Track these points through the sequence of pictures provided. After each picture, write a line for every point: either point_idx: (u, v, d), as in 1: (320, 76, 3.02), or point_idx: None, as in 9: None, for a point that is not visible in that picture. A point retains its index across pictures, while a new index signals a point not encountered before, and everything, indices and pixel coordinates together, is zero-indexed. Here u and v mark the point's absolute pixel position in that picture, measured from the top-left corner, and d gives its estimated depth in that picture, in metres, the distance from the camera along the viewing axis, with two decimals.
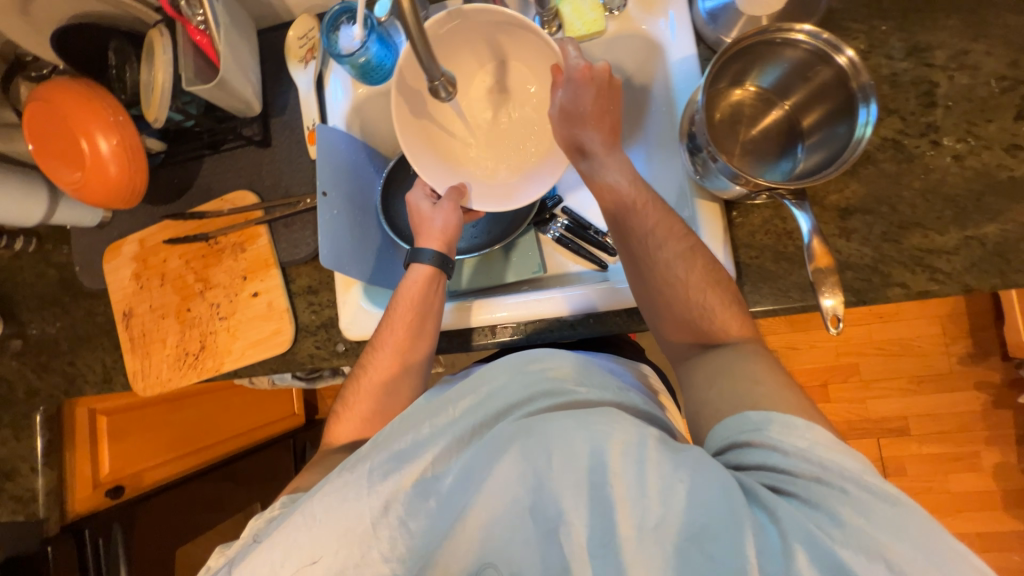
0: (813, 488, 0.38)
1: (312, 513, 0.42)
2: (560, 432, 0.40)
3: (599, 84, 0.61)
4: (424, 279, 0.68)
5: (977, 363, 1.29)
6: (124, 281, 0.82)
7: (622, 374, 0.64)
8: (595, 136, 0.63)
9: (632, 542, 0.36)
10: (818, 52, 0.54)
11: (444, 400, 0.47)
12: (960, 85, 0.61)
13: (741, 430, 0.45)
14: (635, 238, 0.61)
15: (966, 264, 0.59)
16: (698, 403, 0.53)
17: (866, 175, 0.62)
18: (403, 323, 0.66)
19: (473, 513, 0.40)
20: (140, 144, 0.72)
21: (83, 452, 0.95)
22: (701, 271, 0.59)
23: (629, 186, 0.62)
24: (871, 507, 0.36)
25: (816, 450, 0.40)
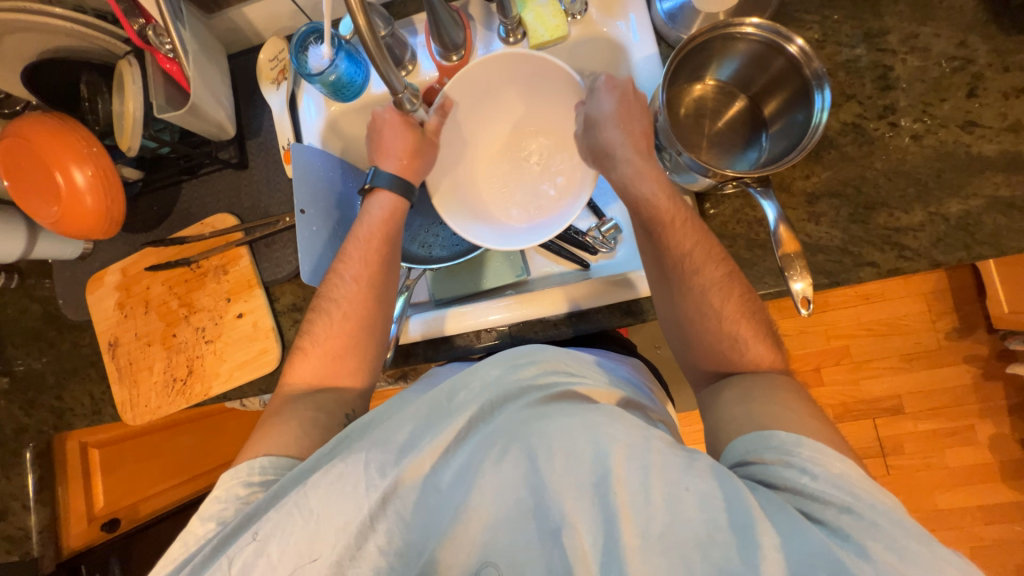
0: (843, 518, 0.38)
1: (309, 506, 0.41)
2: (562, 432, 0.41)
3: (622, 92, 0.62)
4: (389, 209, 0.68)
5: (964, 337, 1.31)
6: (108, 310, 0.82)
7: (616, 367, 0.63)
8: (627, 146, 0.61)
9: (637, 551, 0.36)
10: (770, 43, 0.56)
11: (443, 396, 0.48)
12: (913, 67, 0.63)
13: (769, 447, 0.45)
14: (670, 257, 0.59)
15: (932, 240, 0.61)
16: (718, 420, 0.53)
17: (829, 159, 0.64)
18: (373, 254, 0.66)
19: (474, 514, 0.40)
20: (117, 174, 0.73)
21: (76, 486, 0.94)
22: (736, 302, 0.57)
23: (667, 200, 0.59)
24: (904, 544, 0.36)
25: (844, 479, 0.41)
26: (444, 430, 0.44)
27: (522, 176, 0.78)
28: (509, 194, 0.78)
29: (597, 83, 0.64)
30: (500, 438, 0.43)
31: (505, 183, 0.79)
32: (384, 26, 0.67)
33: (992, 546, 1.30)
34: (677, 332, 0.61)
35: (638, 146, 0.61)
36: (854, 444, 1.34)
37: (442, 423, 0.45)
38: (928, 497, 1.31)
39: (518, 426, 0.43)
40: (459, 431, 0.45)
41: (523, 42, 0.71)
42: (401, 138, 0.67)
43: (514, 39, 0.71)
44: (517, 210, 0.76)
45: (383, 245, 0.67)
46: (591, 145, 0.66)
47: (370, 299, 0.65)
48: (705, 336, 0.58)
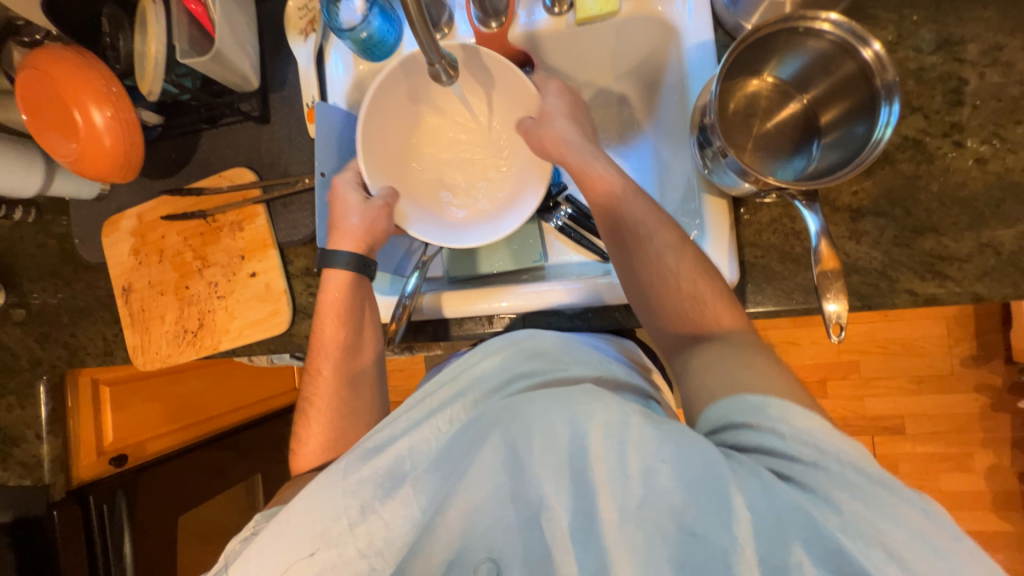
0: (810, 473, 0.37)
1: (288, 519, 0.43)
2: (540, 416, 0.41)
3: (572, 97, 0.67)
4: (345, 284, 0.67)
5: (980, 365, 1.27)
6: (123, 255, 0.82)
7: (603, 347, 0.61)
8: (576, 131, 0.63)
9: (614, 524, 0.37)
10: (843, 43, 0.51)
11: (423, 393, 0.51)
12: (991, 83, 0.58)
13: (739, 410, 0.43)
14: (625, 225, 0.58)
15: (978, 273, 0.57)
16: (693, 384, 0.49)
17: (882, 175, 0.60)
18: (334, 333, 0.67)
19: (456, 501, 0.40)
20: (136, 119, 0.71)
21: (87, 421, 0.97)
22: (692, 262, 0.55)
23: (619, 177, 0.60)
24: (869, 493, 0.35)
25: (813, 433, 0.39)
26: (423, 427, 0.46)
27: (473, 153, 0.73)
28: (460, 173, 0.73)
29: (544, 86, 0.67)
30: (479, 425, 0.43)
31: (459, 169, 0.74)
32: None
33: None
34: (638, 304, 0.58)
35: (585, 135, 0.64)
36: None
37: (421, 420, 0.47)
38: None
39: (497, 415, 0.43)
40: (439, 425, 0.47)
41: (570, 13, 0.67)
42: (347, 204, 0.65)
43: (560, 9, 0.66)
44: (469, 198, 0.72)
45: (346, 304, 0.67)
46: (534, 141, 0.64)
47: (351, 366, 0.68)
48: (665, 298, 0.55)
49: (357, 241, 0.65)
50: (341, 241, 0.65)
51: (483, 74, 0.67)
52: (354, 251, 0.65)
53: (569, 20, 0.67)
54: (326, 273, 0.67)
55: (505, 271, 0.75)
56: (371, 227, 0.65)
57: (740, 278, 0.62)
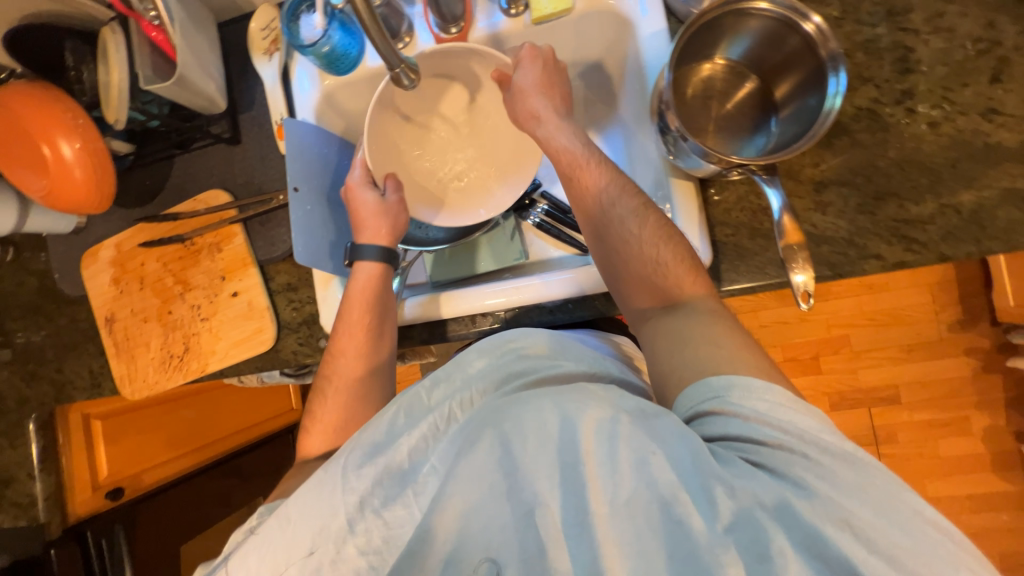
0: (778, 455, 0.39)
1: (287, 516, 0.44)
2: (528, 411, 0.39)
3: (544, 60, 0.64)
4: (375, 278, 0.68)
5: (967, 329, 1.29)
6: (104, 286, 0.82)
7: (596, 344, 0.62)
8: (546, 103, 0.63)
9: (605, 518, 0.37)
10: (785, 19, 0.53)
11: (416, 390, 0.49)
12: (935, 49, 0.60)
13: (704, 397, 0.44)
14: (589, 197, 0.62)
15: (942, 233, 0.58)
16: (661, 370, 0.51)
17: (841, 147, 0.61)
18: (359, 327, 0.66)
19: (450, 502, 0.40)
20: (106, 149, 0.71)
21: (80, 456, 0.96)
22: (653, 226, 0.58)
23: (583, 148, 0.63)
24: (835, 472, 0.37)
25: (776, 413, 0.41)
26: (419, 426, 0.45)
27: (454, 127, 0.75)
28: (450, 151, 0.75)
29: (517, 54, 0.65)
30: (471, 426, 0.42)
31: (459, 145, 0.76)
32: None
33: (978, 534, 1.30)
34: (608, 267, 0.60)
35: (560, 110, 0.64)
36: (847, 432, 1.35)
37: (418, 417, 0.46)
38: (919, 486, 1.32)
39: (490, 413, 0.41)
40: (437, 424, 0.46)
41: (525, 14, 0.68)
42: (366, 206, 0.67)
43: (516, 10, 0.68)
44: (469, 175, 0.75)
45: (375, 301, 0.67)
46: (518, 112, 0.65)
47: (370, 361, 0.67)
48: (632, 260, 0.58)
49: (386, 236, 0.68)
50: (368, 238, 0.68)
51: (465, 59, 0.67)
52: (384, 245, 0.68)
53: (525, 21, 0.68)
54: (355, 267, 0.68)
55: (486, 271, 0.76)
56: (395, 222, 0.68)
57: (714, 257, 0.63)
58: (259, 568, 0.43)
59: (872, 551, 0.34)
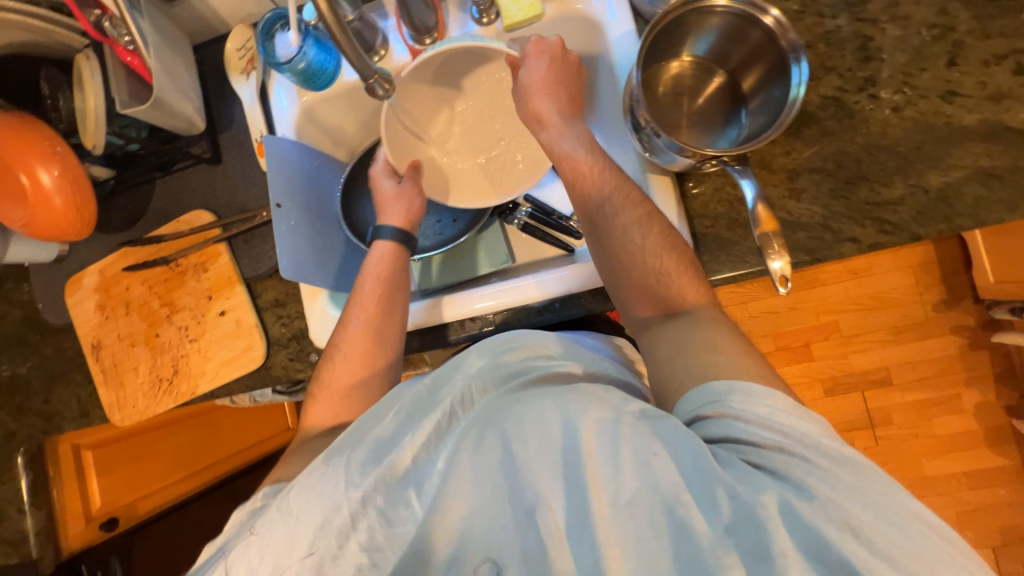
0: (780, 458, 0.38)
1: (289, 506, 0.43)
2: (531, 413, 0.41)
3: (551, 55, 0.63)
4: (389, 256, 0.68)
5: (951, 308, 1.32)
6: (89, 313, 0.81)
7: (596, 346, 0.61)
8: (552, 106, 0.63)
9: (608, 520, 0.36)
10: (744, 14, 0.55)
11: (422, 386, 0.49)
12: (893, 36, 0.62)
13: (704, 401, 0.43)
14: (592, 207, 0.61)
15: (912, 213, 0.60)
16: (661, 376, 0.50)
17: (810, 135, 0.63)
18: (370, 296, 0.65)
19: (452, 502, 0.40)
20: (85, 174, 0.71)
21: (71, 488, 0.95)
22: (657, 236, 0.57)
23: (586, 154, 0.62)
24: (836, 476, 0.35)
25: (777, 419, 0.40)
26: (422, 427, 0.45)
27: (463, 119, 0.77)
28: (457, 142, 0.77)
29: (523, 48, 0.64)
30: (474, 426, 0.43)
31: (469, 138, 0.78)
32: (351, 12, 0.65)
33: (979, 511, 1.31)
34: (608, 273, 0.60)
35: (566, 111, 0.64)
36: (842, 417, 1.36)
37: (421, 417, 0.46)
38: (916, 466, 1.33)
39: (493, 412, 0.43)
40: (439, 424, 0.46)
41: (497, 23, 0.70)
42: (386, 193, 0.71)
43: (488, 19, 0.69)
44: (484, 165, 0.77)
45: (388, 282, 0.66)
46: (523, 110, 0.65)
47: (380, 331, 0.65)
48: (634, 263, 0.57)
49: (405, 218, 0.70)
50: (386, 218, 0.69)
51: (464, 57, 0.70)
52: (400, 226, 0.69)
53: (498, 29, 0.70)
54: (373, 247, 0.69)
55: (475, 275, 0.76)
56: (410, 206, 0.70)
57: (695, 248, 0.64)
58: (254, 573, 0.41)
59: (875, 555, 0.32)
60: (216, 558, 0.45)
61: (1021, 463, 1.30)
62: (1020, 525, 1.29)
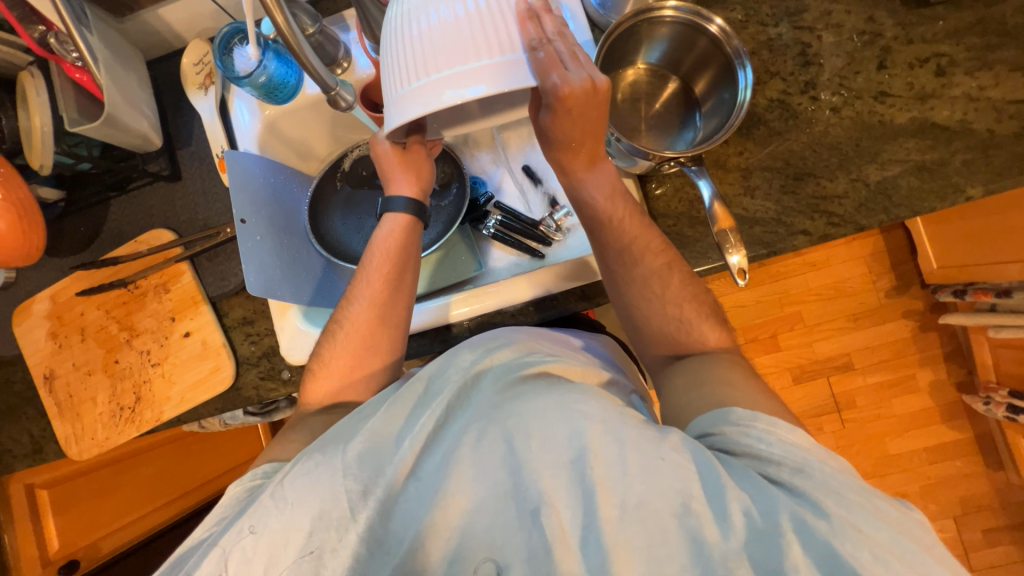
0: (799, 478, 0.38)
1: (284, 496, 0.41)
2: (535, 409, 0.40)
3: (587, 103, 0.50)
4: (400, 229, 0.65)
5: (902, 293, 1.40)
6: (41, 341, 0.77)
7: (591, 346, 0.63)
8: (577, 162, 0.59)
9: (614, 523, 0.36)
10: (690, 23, 0.59)
11: (417, 385, 0.48)
12: (828, 43, 0.67)
13: (728, 421, 0.44)
14: (613, 253, 0.60)
15: (856, 206, 0.64)
16: (677, 406, 0.52)
17: (759, 136, 0.67)
18: (378, 276, 0.63)
19: (453, 501, 0.39)
20: (31, 196, 0.68)
21: (26, 530, 0.89)
22: (679, 287, 0.59)
23: (606, 203, 0.60)
24: (856, 501, 0.36)
25: (797, 445, 0.40)
26: (421, 421, 0.44)
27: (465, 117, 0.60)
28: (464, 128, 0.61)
29: (547, 99, 0.48)
30: (475, 423, 0.42)
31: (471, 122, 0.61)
32: (311, 25, 0.65)
33: (938, 484, 1.39)
34: (631, 321, 0.61)
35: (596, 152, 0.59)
36: (811, 403, 1.43)
37: (419, 412, 0.45)
38: (880, 445, 1.40)
39: (495, 410, 0.42)
40: (438, 417, 0.44)
41: None
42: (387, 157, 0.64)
43: None
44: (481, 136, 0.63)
45: (398, 255, 0.64)
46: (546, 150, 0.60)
47: (384, 311, 0.62)
48: (623, 262, 0.60)
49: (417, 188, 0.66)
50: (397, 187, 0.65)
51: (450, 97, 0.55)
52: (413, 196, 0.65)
53: None
54: (382, 220, 0.66)
55: (465, 280, 0.75)
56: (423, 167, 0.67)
57: None
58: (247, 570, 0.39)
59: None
60: (198, 553, 0.42)
61: (973, 436, 1.38)
62: (976, 495, 1.37)
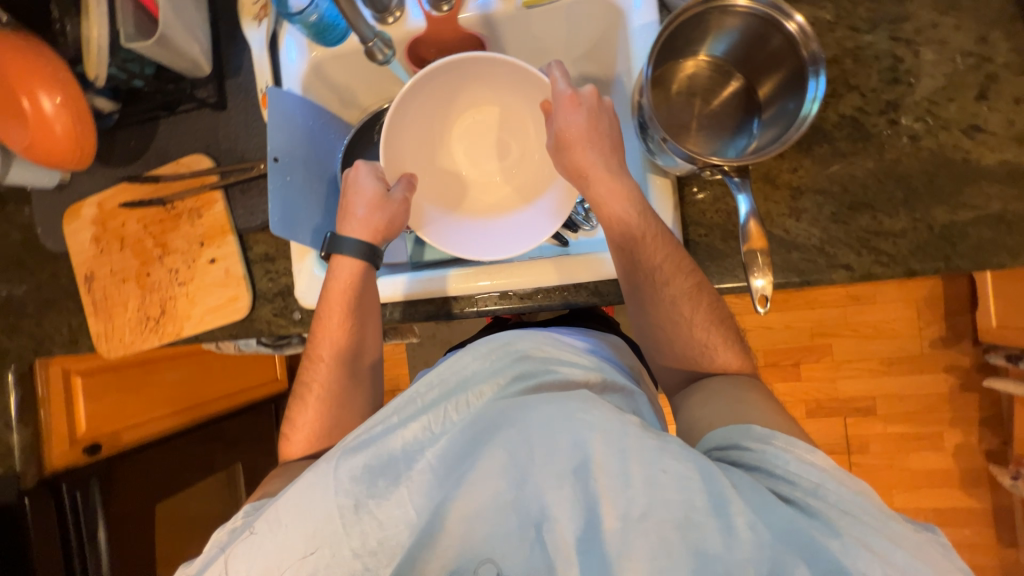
0: (811, 495, 0.37)
1: (277, 517, 0.41)
2: (537, 419, 0.40)
3: (589, 108, 0.59)
4: (354, 272, 0.65)
5: (949, 346, 1.29)
6: (85, 244, 0.82)
7: (599, 350, 0.61)
8: (597, 158, 0.58)
9: (616, 534, 0.36)
10: (766, 17, 0.53)
11: (411, 389, 0.46)
12: (925, 61, 0.60)
13: (745, 436, 0.43)
14: (641, 271, 0.57)
15: (910, 248, 0.59)
16: (691, 420, 0.52)
17: (820, 153, 0.61)
18: (336, 328, 0.64)
19: (455, 505, 0.38)
20: (89, 106, 0.72)
21: (58, 409, 0.95)
22: (705, 312, 0.57)
23: (639, 218, 0.57)
24: (870, 523, 0.35)
25: (816, 465, 0.39)
26: (416, 424, 0.43)
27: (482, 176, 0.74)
28: (475, 187, 0.74)
29: (556, 100, 0.59)
30: (473, 432, 0.42)
31: (485, 186, 0.74)
32: None
33: None
34: (649, 335, 0.60)
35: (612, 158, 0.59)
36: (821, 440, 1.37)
37: (411, 417, 0.44)
38: (885, 496, 1.34)
39: (497, 422, 0.41)
40: (429, 423, 0.43)
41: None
42: (365, 193, 0.64)
43: None
44: (483, 203, 0.73)
45: (354, 294, 0.64)
46: (561, 164, 0.61)
47: (351, 360, 0.66)
48: (642, 265, 0.57)
49: (373, 231, 0.64)
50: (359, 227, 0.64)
51: (491, 140, 0.73)
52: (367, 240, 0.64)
53: (517, 3, 0.65)
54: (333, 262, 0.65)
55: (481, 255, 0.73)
56: (391, 220, 0.64)
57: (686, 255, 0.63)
58: (250, 569, 0.40)
59: None
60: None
61: (991, 507, 1.30)
62: (977, 566, 1.31)
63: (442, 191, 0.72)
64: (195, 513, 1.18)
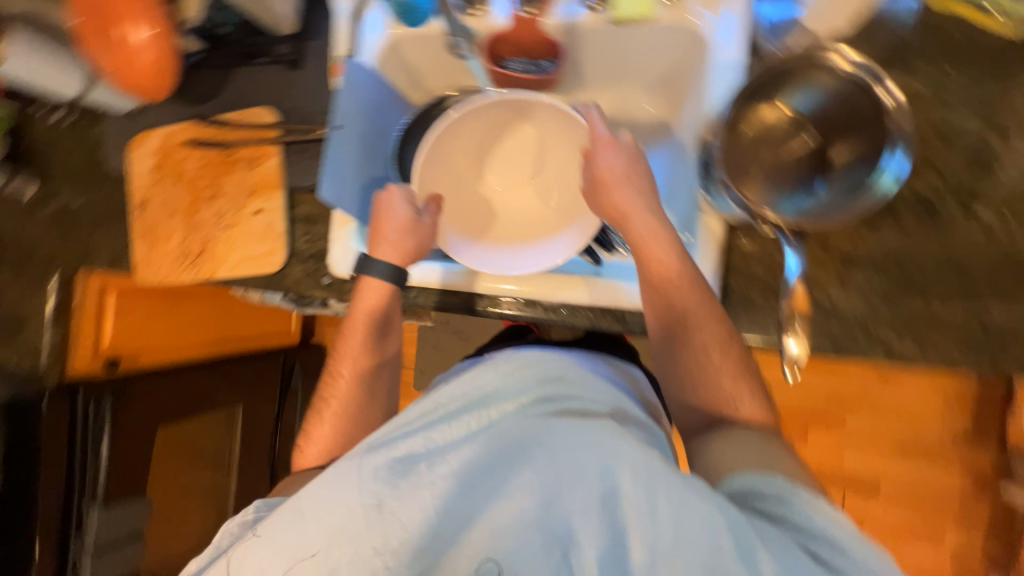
0: (839, 554, 0.37)
1: (302, 508, 0.42)
2: (566, 446, 0.42)
3: (628, 151, 0.61)
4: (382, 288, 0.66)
5: (971, 445, 1.24)
6: (144, 171, 0.85)
7: (620, 385, 0.60)
8: (638, 200, 0.59)
9: (642, 566, 0.37)
10: (860, 84, 0.54)
11: (433, 400, 0.48)
12: (1015, 153, 0.57)
13: (770, 485, 0.42)
14: (675, 312, 0.57)
15: (956, 342, 0.56)
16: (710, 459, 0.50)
17: (882, 227, 0.59)
18: (359, 334, 0.66)
19: (484, 516, 0.41)
20: (176, 47, 0.75)
21: (88, 319, 1.01)
22: (731, 363, 0.56)
23: (679, 261, 0.57)
24: None
25: (845, 527, 0.38)
26: (440, 432, 0.45)
27: (515, 195, 0.74)
28: (506, 204, 0.73)
29: (595, 143, 0.61)
30: (498, 448, 0.43)
31: (517, 204, 0.74)
32: None
33: None
34: (669, 374, 0.59)
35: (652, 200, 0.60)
36: None
37: (436, 424, 0.46)
38: None
39: (523, 444, 0.43)
40: (452, 432, 0.45)
41: (603, 13, 0.65)
42: (396, 218, 0.63)
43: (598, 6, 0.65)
44: (514, 224, 0.72)
45: (380, 318, 0.66)
46: (601, 205, 0.62)
47: (370, 365, 0.68)
48: (676, 305, 0.57)
49: (402, 254, 0.64)
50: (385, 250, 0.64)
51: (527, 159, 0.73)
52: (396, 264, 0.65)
53: (604, 19, 0.65)
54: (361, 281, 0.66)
55: None
56: (419, 244, 0.64)
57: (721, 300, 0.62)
58: (269, 553, 0.42)
59: None
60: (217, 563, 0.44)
61: None
62: None
63: (474, 207, 0.72)
64: (199, 441, 1.20)
